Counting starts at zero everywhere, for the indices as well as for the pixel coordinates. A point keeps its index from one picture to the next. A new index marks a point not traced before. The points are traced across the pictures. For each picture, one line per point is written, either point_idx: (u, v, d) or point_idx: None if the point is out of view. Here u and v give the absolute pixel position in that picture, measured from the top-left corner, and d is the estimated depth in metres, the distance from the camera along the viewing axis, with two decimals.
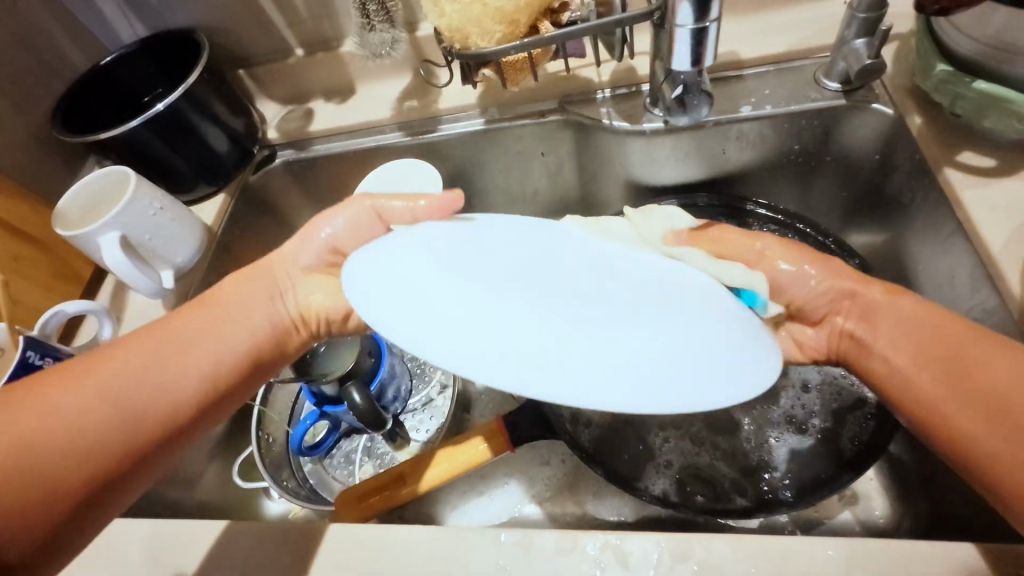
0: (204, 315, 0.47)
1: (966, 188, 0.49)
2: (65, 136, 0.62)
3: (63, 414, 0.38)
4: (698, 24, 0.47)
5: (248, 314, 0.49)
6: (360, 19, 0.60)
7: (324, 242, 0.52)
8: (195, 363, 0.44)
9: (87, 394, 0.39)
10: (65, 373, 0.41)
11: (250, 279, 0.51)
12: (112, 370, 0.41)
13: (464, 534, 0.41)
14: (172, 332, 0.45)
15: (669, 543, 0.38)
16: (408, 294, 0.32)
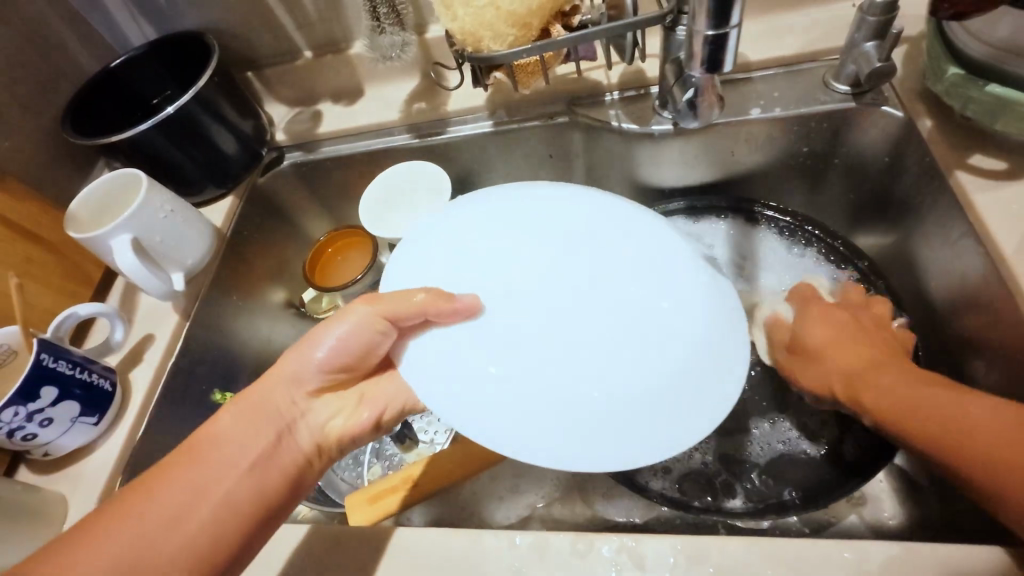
0: (203, 467, 0.42)
1: (979, 190, 0.49)
2: (75, 138, 0.62)
3: (97, 567, 0.36)
4: (718, 30, 0.45)
5: (249, 445, 0.44)
6: (370, 22, 0.60)
7: (325, 359, 0.48)
8: (210, 506, 0.40)
9: (115, 548, 0.37)
10: (89, 522, 0.39)
11: (241, 412, 0.45)
12: (135, 515, 0.39)
13: (479, 536, 0.42)
14: (178, 471, 0.41)
15: (684, 545, 0.38)
16: (445, 377, 0.43)
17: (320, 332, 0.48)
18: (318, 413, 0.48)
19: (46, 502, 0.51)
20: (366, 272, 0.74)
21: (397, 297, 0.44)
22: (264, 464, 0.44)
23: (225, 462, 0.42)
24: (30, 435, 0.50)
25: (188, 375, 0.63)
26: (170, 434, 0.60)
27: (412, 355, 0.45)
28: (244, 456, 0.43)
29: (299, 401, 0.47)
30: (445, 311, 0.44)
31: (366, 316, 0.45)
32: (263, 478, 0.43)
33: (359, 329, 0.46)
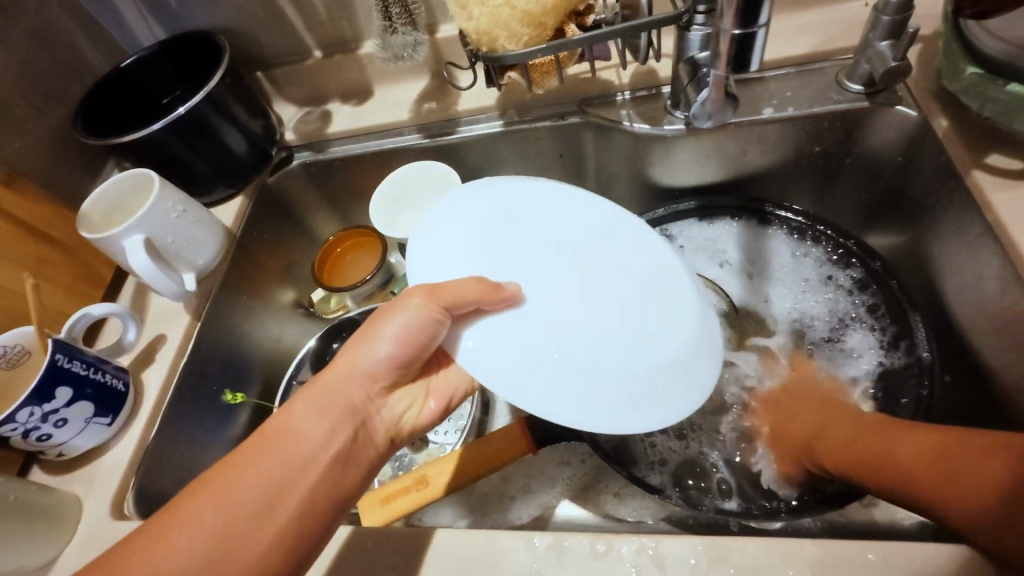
0: (274, 460, 0.41)
1: (996, 190, 0.49)
2: (86, 138, 0.62)
3: (180, 559, 0.37)
4: (745, 29, 0.45)
5: (325, 439, 0.43)
6: (382, 22, 0.60)
7: (389, 352, 0.45)
8: (290, 503, 0.40)
9: (199, 544, 0.37)
10: (172, 514, 0.39)
11: (312, 402, 0.44)
12: (217, 510, 0.39)
13: (497, 537, 0.42)
14: (255, 465, 0.41)
15: (705, 546, 0.38)
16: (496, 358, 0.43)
17: (379, 325, 0.45)
18: (391, 405, 0.47)
19: (59, 502, 0.50)
20: (376, 272, 0.74)
21: (450, 288, 0.43)
22: (340, 459, 0.43)
23: (302, 457, 0.42)
24: (44, 436, 0.50)
25: (200, 375, 0.63)
26: (182, 434, 0.60)
27: (469, 339, 0.44)
28: (321, 450, 0.43)
29: (371, 393, 0.46)
30: (491, 299, 0.44)
31: (422, 310, 0.43)
32: (340, 474, 0.43)
33: (416, 323, 0.43)
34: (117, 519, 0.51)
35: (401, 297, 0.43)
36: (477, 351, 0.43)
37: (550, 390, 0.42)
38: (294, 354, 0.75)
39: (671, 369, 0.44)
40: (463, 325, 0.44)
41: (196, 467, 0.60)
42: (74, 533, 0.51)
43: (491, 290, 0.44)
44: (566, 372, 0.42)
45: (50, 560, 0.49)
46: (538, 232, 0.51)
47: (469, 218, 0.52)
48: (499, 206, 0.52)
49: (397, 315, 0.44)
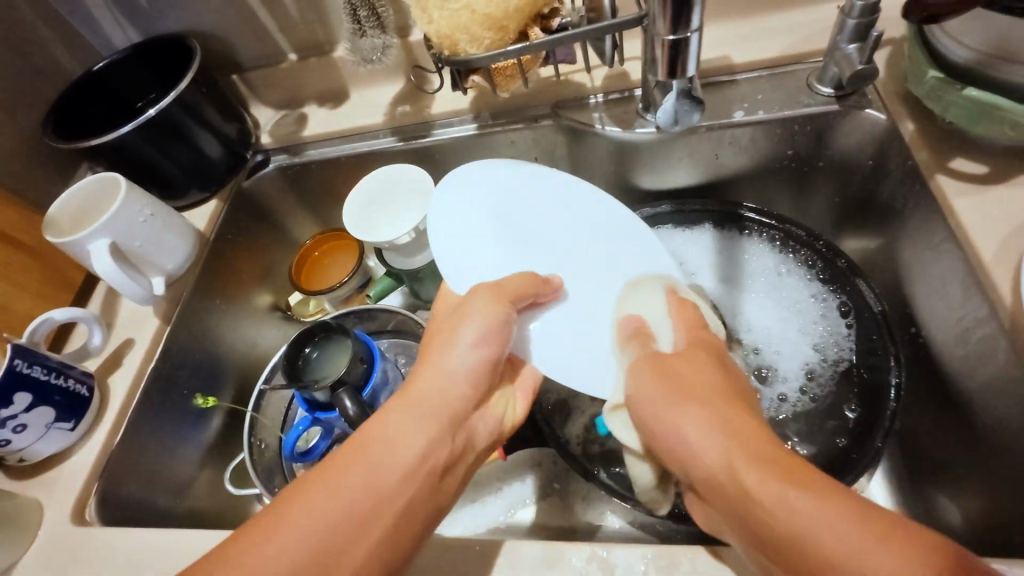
0: (377, 452, 0.38)
1: (959, 194, 0.49)
2: (55, 142, 0.62)
3: (296, 547, 0.33)
4: (678, 34, 0.47)
5: (428, 446, 0.39)
6: (351, 25, 0.60)
7: (476, 358, 0.44)
8: (394, 512, 0.36)
9: (304, 549, 0.33)
10: (270, 517, 0.34)
11: (410, 409, 0.40)
12: (322, 516, 0.34)
13: (449, 545, 0.41)
14: (353, 473, 0.36)
15: (655, 555, 0.38)
16: (573, 354, 0.49)
17: (457, 330, 0.44)
18: (489, 410, 0.46)
19: (19, 509, 0.50)
20: (352, 274, 0.74)
21: (514, 286, 0.46)
22: (442, 468, 0.40)
23: (405, 466, 0.38)
24: (4, 441, 0.50)
25: (169, 379, 0.63)
26: (150, 440, 0.60)
27: (540, 329, 0.49)
28: (424, 458, 0.39)
29: (470, 404, 0.44)
30: (545, 292, 0.49)
31: (497, 308, 0.45)
32: (438, 484, 0.39)
33: (492, 324, 0.44)
34: (77, 525, 0.51)
35: (472, 298, 0.45)
36: (545, 345, 0.49)
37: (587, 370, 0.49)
38: (269, 358, 0.75)
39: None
40: (529, 316, 0.49)
41: (164, 472, 0.60)
42: (35, 539, 0.51)
43: (537, 284, 0.48)
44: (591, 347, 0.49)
45: (8, 566, 0.49)
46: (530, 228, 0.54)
47: (463, 219, 0.52)
48: (489, 203, 0.54)
49: (466, 314, 0.44)
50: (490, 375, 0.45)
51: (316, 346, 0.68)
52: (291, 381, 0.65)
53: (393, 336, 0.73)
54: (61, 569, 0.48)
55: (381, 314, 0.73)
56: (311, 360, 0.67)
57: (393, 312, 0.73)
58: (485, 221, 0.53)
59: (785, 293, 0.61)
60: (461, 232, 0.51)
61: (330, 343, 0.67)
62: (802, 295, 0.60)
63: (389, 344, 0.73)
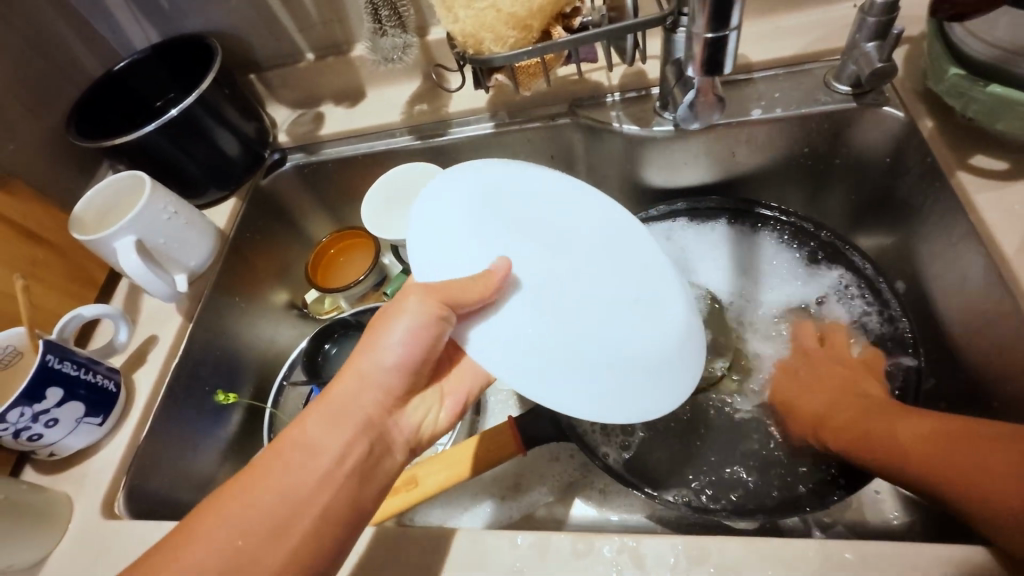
0: (293, 458, 0.40)
1: (980, 191, 0.49)
2: (78, 141, 0.63)
3: (213, 553, 0.36)
4: (718, 32, 0.47)
5: (343, 449, 0.41)
6: (372, 24, 0.61)
7: (397, 359, 0.43)
8: (310, 517, 0.38)
9: (222, 554, 0.36)
10: (190, 528, 0.37)
11: (326, 412, 0.42)
12: (239, 522, 0.37)
13: (480, 537, 0.42)
14: (267, 482, 0.39)
15: (686, 546, 0.39)
16: (519, 356, 0.42)
17: (384, 331, 0.43)
18: (409, 413, 0.46)
19: (49, 503, 0.51)
20: (369, 272, 0.74)
21: (450, 282, 0.42)
22: (359, 470, 0.41)
23: (320, 471, 0.40)
24: (35, 436, 0.51)
25: (191, 375, 0.63)
26: (174, 435, 0.60)
27: (477, 329, 0.43)
28: (338, 462, 0.40)
29: (387, 406, 0.44)
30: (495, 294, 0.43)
31: (428, 308, 0.41)
32: (357, 488, 0.41)
33: (424, 323, 0.42)
34: (107, 518, 0.52)
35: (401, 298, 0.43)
36: (489, 346, 0.43)
37: (546, 382, 0.42)
38: (287, 355, 0.76)
39: (642, 364, 0.44)
40: (469, 324, 0.43)
41: (187, 467, 0.61)
42: (65, 532, 0.51)
43: (495, 270, 0.43)
44: (554, 357, 0.43)
45: (40, 559, 0.50)
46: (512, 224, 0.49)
47: (437, 206, 0.48)
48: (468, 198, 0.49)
49: (393, 313, 0.43)
50: (412, 379, 0.45)
51: (334, 343, 0.69)
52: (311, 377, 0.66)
53: None
54: (92, 562, 0.49)
55: None
56: (330, 356, 0.68)
57: None
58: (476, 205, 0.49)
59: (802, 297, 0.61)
60: (433, 226, 0.47)
61: (348, 339, 0.69)
62: (816, 285, 0.61)
63: None
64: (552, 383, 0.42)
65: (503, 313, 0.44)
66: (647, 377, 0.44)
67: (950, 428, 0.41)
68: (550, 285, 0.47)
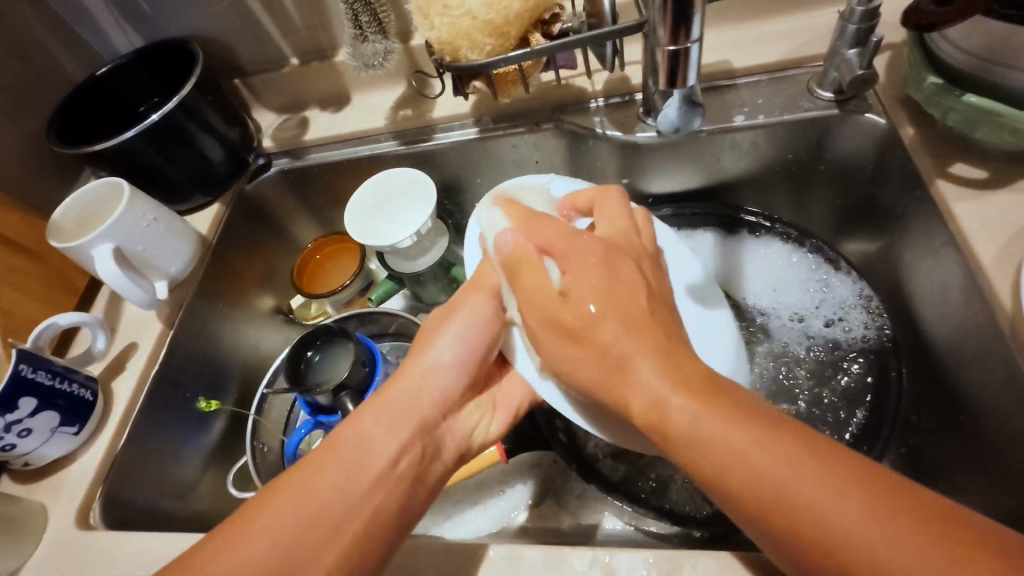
0: (352, 454, 0.42)
1: (960, 200, 0.49)
2: (59, 147, 0.62)
3: (269, 545, 0.36)
4: (677, 45, 0.47)
5: (400, 448, 0.43)
6: (352, 30, 0.60)
7: (456, 360, 0.49)
8: (365, 514, 0.39)
9: (278, 547, 0.36)
10: (244, 524, 0.37)
11: (386, 413, 0.45)
12: (298, 513, 0.38)
13: (454, 549, 0.41)
14: (325, 478, 0.40)
15: (658, 559, 0.38)
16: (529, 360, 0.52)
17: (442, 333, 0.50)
18: (462, 418, 0.50)
19: (23, 512, 0.51)
20: (354, 278, 0.74)
21: (484, 280, 0.52)
22: (413, 471, 0.43)
23: (378, 467, 0.42)
24: (9, 445, 0.50)
25: (172, 383, 0.63)
26: (152, 444, 0.60)
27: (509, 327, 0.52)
28: (397, 460, 0.43)
29: (443, 411, 0.48)
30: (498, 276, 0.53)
31: (483, 304, 0.51)
32: (411, 489, 0.43)
33: (476, 318, 0.50)
34: (82, 529, 0.51)
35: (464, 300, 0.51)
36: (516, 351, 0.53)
37: (546, 387, 0.51)
38: (271, 361, 0.75)
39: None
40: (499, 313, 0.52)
41: (167, 475, 0.60)
42: (40, 543, 0.51)
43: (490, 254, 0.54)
44: (559, 363, 0.51)
45: (13, 570, 0.49)
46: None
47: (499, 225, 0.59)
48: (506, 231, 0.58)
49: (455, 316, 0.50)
50: (468, 384, 0.50)
51: (317, 350, 0.68)
52: (294, 385, 0.65)
53: (395, 339, 0.74)
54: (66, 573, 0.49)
55: (384, 315, 0.73)
56: (313, 364, 0.67)
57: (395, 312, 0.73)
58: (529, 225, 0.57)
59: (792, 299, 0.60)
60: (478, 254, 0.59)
61: (332, 346, 0.68)
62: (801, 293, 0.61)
63: (390, 347, 0.73)
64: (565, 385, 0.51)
65: (527, 322, 0.53)
66: None
67: (789, 489, 0.30)
68: None
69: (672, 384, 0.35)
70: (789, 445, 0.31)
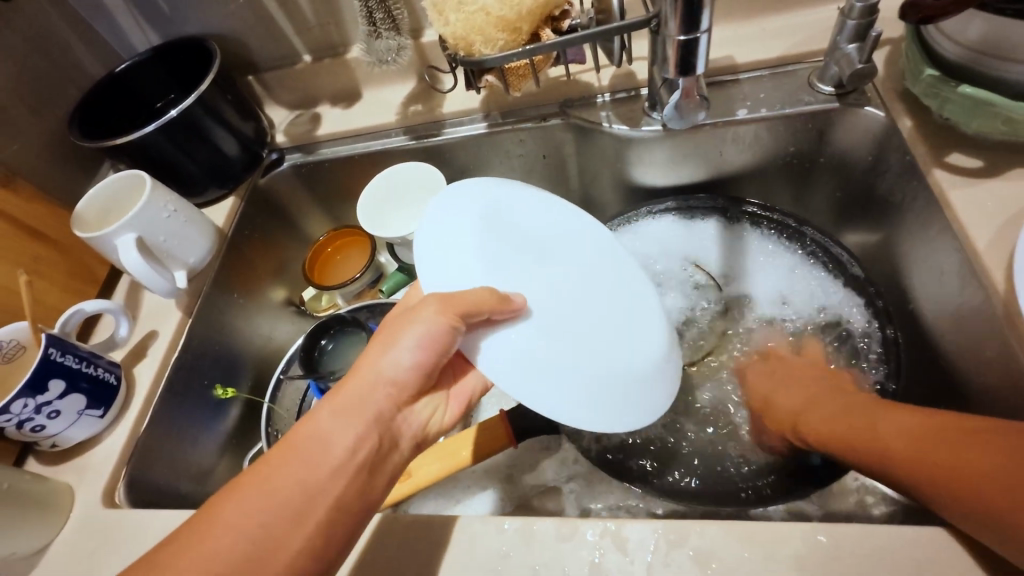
0: (303, 455, 0.39)
1: (955, 188, 0.51)
2: (81, 141, 0.64)
3: (226, 548, 0.36)
4: (689, 35, 0.49)
5: (354, 446, 0.41)
6: (367, 27, 0.62)
7: (414, 360, 0.43)
8: (322, 508, 0.38)
9: (234, 551, 0.36)
10: (203, 521, 0.37)
11: (338, 410, 0.41)
12: (255, 514, 0.37)
13: (468, 521, 0.43)
14: (281, 475, 0.39)
15: (665, 530, 0.40)
16: (536, 377, 0.42)
17: (399, 332, 0.43)
18: (417, 411, 0.47)
19: (52, 492, 0.52)
20: (365, 270, 0.76)
21: (460, 295, 0.41)
22: (370, 466, 0.41)
23: (332, 465, 0.40)
24: (39, 426, 0.52)
25: (190, 370, 0.65)
26: (173, 428, 0.62)
27: (488, 349, 0.43)
28: (351, 455, 0.40)
29: (399, 402, 0.44)
30: (503, 310, 0.42)
31: (441, 320, 0.41)
32: (367, 482, 0.41)
33: (435, 334, 0.41)
34: (107, 507, 0.53)
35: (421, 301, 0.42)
36: (501, 359, 0.42)
37: (554, 398, 0.42)
38: (284, 351, 0.77)
39: (635, 382, 0.46)
40: (479, 334, 0.43)
41: (187, 460, 0.62)
42: (66, 522, 0.53)
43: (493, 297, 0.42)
44: (564, 367, 0.43)
45: (41, 547, 0.51)
46: (514, 237, 0.49)
47: (451, 223, 0.47)
48: (467, 214, 0.48)
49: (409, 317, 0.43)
50: (424, 380, 0.45)
51: (331, 339, 0.70)
52: (308, 372, 0.67)
53: None
54: (93, 549, 0.50)
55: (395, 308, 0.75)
56: (327, 352, 0.69)
57: None
58: (487, 218, 0.49)
59: (793, 286, 0.62)
60: (443, 246, 0.46)
61: (346, 335, 0.70)
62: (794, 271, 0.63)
63: None
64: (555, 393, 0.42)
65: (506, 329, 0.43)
66: (630, 396, 0.45)
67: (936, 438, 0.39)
68: (558, 300, 0.47)
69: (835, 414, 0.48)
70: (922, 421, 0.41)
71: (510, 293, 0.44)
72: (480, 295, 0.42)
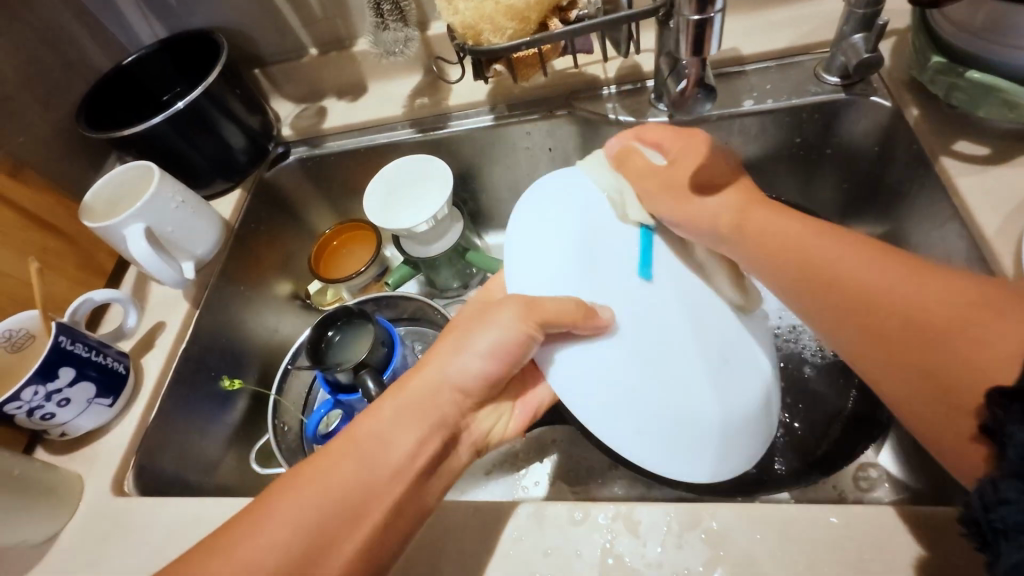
0: (363, 448, 0.41)
1: (963, 175, 0.51)
2: (87, 132, 0.64)
3: (284, 536, 0.36)
4: (702, 14, 0.48)
5: (414, 447, 0.41)
6: (375, 19, 0.62)
7: (482, 368, 0.45)
8: (381, 507, 0.39)
9: (292, 544, 0.36)
10: (266, 506, 0.38)
11: (402, 409, 0.43)
12: (315, 505, 0.38)
13: (480, 508, 0.43)
14: (343, 465, 0.39)
15: (677, 513, 0.40)
16: (603, 399, 0.43)
17: (472, 337, 0.45)
18: (479, 421, 0.48)
19: (61, 480, 0.52)
20: (370, 263, 0.76)
21: (543, 305, 0.43)
22: (428, 467, 0.42)
23: (394, 465, 0.40)
24: (49, 413, 0.53)
25: (198, 360, 0.65)
26: (180, 417, 0.62)
27: (561, 362, 0.44)
28: (411, 457, 0.41)
29: (462, 408, 0.45)
30: (584, 324, 0.43)
31: (518, 327, 0.42)
32: (423, 485, 0.42)
33: (510, 339, 0.43)
34: (117, 495, 0.53)
35: (497, 306, 0.44)
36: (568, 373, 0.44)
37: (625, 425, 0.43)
38: (290, 345, 0.77)
39: (717, 417, 0.44)
40: (554, 346, 0.44)
41: (195, 450, 0.62)
42: (75, 510, 0.53)
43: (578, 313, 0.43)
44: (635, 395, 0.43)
45: (52, 535, 0.51)
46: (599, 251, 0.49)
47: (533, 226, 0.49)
48: (568, 222, 0.50)
49: (484, 322, 0.45)
50: (489, 390, 0.46)
51: (337, 330, 0.70)
52: (315, 363, 0.66)
53: (409, 323, 0.76)
54: (103, 536, 0.50)
55: (401, 301, 0.75)
56: (333, 343, 0.68)
57: (412, 298, 0.75)
58: (564, 220, 0.50)
59: None
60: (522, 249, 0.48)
61: (352, 327, 0.69)
62: None
63: (406, 331, 0.75)
64: (631, 430, 0.42)
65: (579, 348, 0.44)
66: (701, 435, 0.43)
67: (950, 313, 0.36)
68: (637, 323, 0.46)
69: (738, 203, 0.48)
70: (942, 290, 0.37)
71: (594, 307, 0.45)
72: (563, 305, 0.43)
